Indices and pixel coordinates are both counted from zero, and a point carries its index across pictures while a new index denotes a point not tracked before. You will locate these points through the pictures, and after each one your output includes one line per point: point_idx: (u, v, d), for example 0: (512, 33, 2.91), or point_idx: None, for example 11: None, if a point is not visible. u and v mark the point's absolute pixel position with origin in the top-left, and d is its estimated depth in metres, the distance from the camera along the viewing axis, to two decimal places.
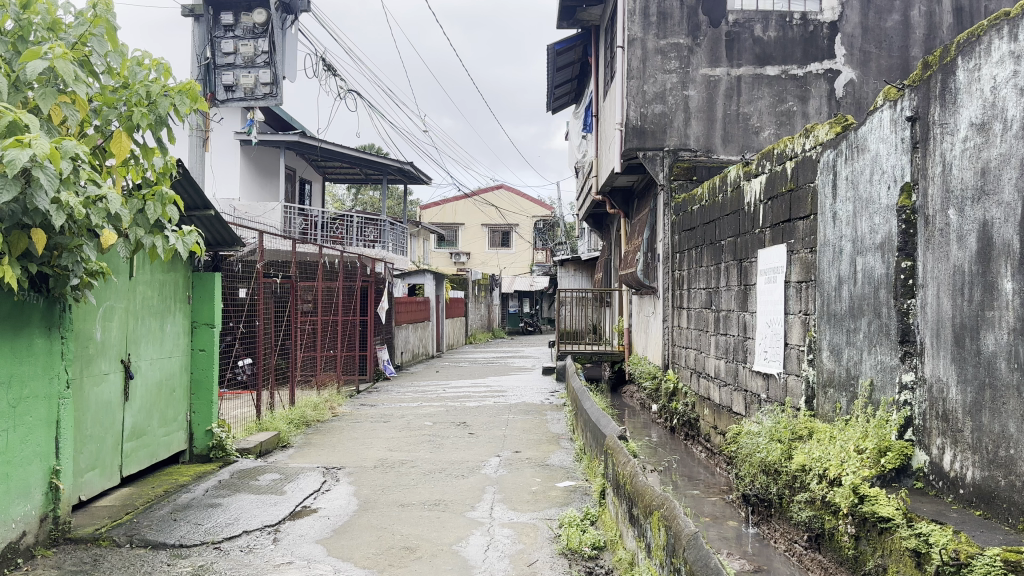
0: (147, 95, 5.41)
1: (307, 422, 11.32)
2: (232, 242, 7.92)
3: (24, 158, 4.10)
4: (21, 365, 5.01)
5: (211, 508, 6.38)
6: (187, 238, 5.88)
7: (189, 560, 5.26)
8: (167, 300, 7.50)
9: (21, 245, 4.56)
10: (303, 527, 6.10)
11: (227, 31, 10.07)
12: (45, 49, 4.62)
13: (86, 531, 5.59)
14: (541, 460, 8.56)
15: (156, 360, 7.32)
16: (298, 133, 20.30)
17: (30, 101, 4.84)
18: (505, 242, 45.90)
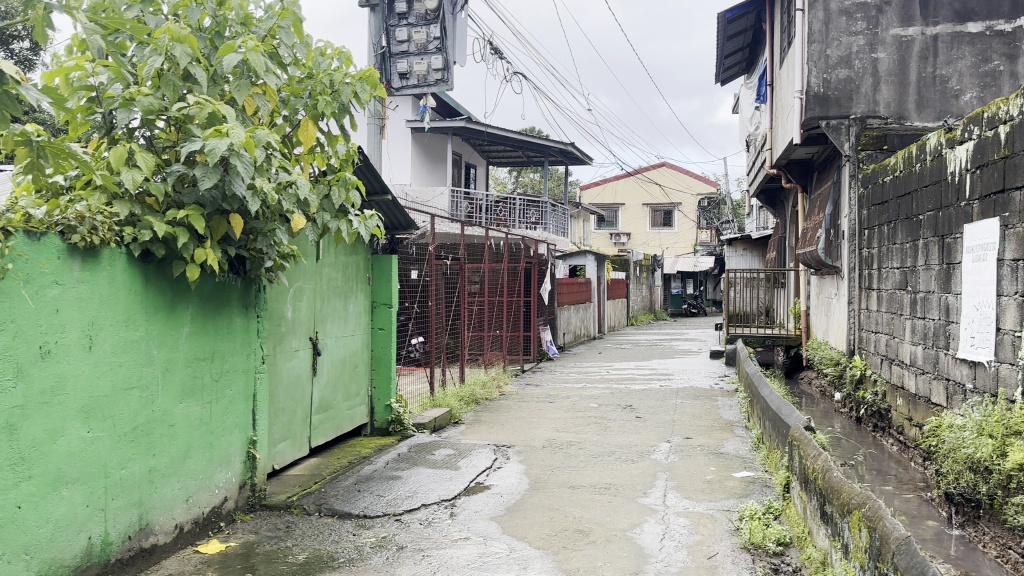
0: (330, 84, 5.60)
1: (476, 399, 11.60)
2: (408, 225, 8.16)
3: (224, 147, 4.36)
4: (223, 343, 5.39)
5: (392, 481, 6.63)
6: (368, 222, 6.08)
7: (373, 531, 5.48)
8: (350, 281, 7.86)
9: (221, 230, 4.85)
10: (478, 503, 6.19)
11: (400, 19, 10.41)
12: (238, 43, 4.87)
13: (280, 499, 5.97)
14: (715, 447, 8.23)
15: (340, 338, 7.69)
16: (465, 119, 20.73)
17: (226, 94, 5.13)
18: (668, 221, 44.91)
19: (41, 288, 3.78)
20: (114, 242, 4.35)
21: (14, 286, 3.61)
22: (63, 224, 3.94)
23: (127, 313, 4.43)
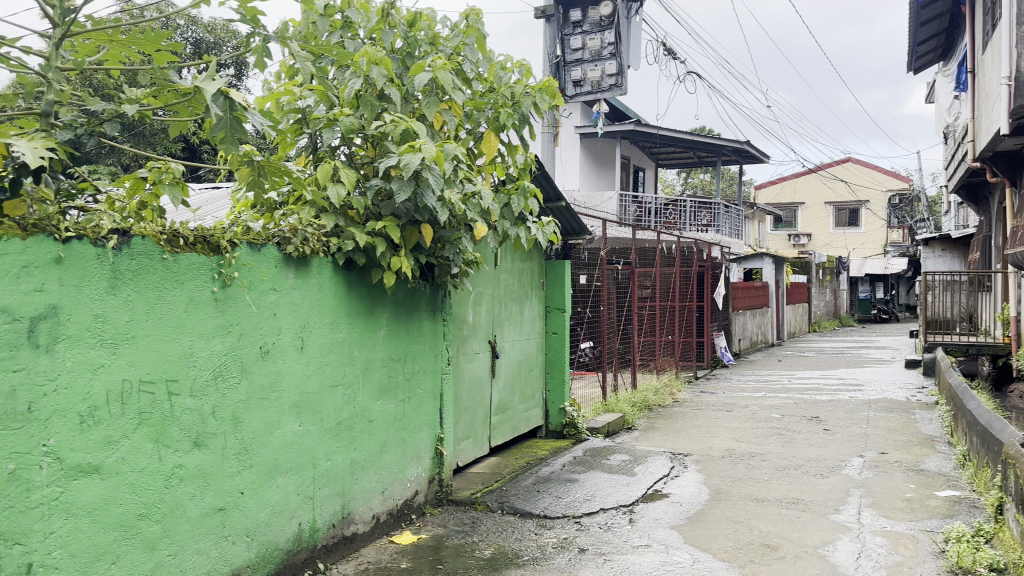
0: (511, 96, 5.78)
1: (649, 406, 11.48)
2: (581, 231, 8.23)
3: (417, 162, 4.58)
4: (414, 345, 5.70)
5: (570, 483, 6.72)
6: (546, 229, 6.22)
7: (555, 532, 5.58)
8: (526, 286, 8.05)
9: (413, 239, 5.13)
10: (658, 511, 6.14)
11: (575, 27, 10.53)
12: (428, 61, 5.14)
13: (465, 495, 6.22)
14: (912, 464, 7.66)
15: (517, 342, 7.89)
16: (634, 122, 20.57)
17: (416, 110, 5.41)
18: (852, 221, 42.21)
19: (262, 294, 4.19)
20: (322, 251, 4.73)
21: (240, 292, 4.03)
22: (279, 235, 4.33)
23: (333, 316, 4.79)
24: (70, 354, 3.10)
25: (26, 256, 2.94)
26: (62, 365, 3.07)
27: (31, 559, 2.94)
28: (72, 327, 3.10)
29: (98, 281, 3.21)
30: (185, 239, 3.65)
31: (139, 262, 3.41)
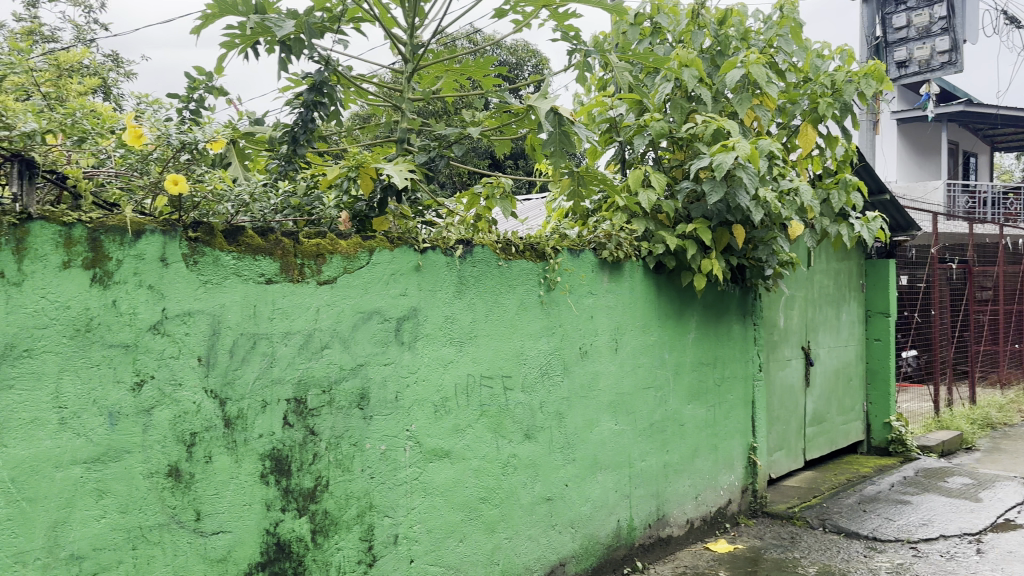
0: (831, 85, 5.40)
1: (993, 424, 10.03)
2: (907, 226, 7.48)
3: (730, 162, 4.37)
4: (724, 349, 5.53)
5: (901, 505, 6.11)
6: (871, 225, 5.72)
7: (887, 556, 5.11)
8: (842, 289, 7.50)
9: (724, 241, 4.95)
10: (1015, 543, 5.35)
11: None
12: (740, 57, 4.97)
13: (780, 508, 5.94)
14: None
15: (832, 349, 7.37)
16: (963, 102, 18.18)
17: (727, 109, 5.22)
18: None
19: (582, 298, 4.31)
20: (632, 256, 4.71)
21: (563, 296, 4.19)
22: (596, 241, 4.41)
23: (644, 321, 4.77)
24: (427, 350, 3.50)
25: (394, 264, 3.35)
26: (421, 360, 3.47)
27: (398, 530, 3.34)
28: (428, 327, 3.50)
29: (448, 287, 3.59)
30: (517, 247, 3.91)
31: (481, 268, 3.74)
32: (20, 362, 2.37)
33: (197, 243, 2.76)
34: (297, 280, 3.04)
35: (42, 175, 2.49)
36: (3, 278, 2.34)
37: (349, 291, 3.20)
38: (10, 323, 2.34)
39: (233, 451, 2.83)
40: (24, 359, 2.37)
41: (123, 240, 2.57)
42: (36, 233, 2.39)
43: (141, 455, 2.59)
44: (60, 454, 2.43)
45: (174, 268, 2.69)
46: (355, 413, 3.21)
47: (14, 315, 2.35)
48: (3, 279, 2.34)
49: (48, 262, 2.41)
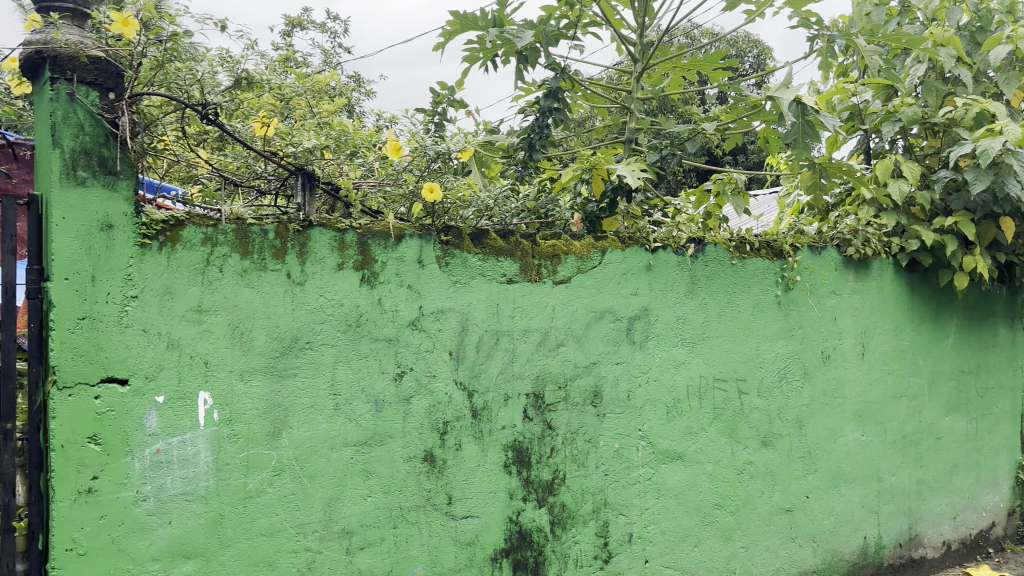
0: None
1: None
2: None
3: (998, 148, 3.88)
4: (989, 356, 4.94)
5: None
6: None
7: None
8: None
9: (990, 236, 4.42)
10: None
11: None
12: (1007, 33, 4.36)
13: None
14: None
15: None
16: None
17: (991, 89, 4.69)
18: None
19: (824, 298, 4.04)
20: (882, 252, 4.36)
21: (803, 296, 3.95)
22: (839, 237, 4.12)
23: (896, 322, 4.40)
24: (659, 350, 3.43)
25: (626, 264, 3.33)
26: (654, 359, 3.41)
27: (632, 529, 3.37)
28: (660, 327, 3.43)
29: (679, 286, 3.49)
30: (752, 245, 3.74)
31: (713, 267, 3.59)
32: (302, 353, 2.63)
33: (448, 245, 2.94)
34: (535, 280, 3.13)
35: (320, 186, 2.75)
36: (290, 278, 2.61)
37: (583, 291, 3.24)
38: (295, 319, 2.62)
39: (480, 441, 3.00)
40: (305, 351, 2.64)
41: (387, 243, 2.80)
42: (316, 237, 2.66)
43: (401, 440, 2.82)
44: (334, 436, 2.69)
45: (429, 269, 2.90)
46: (590, 410, 3.25)
47: (298, 312, 2.62)
48: (289, 279, 2.61)
49: (326, 264, 2.68)
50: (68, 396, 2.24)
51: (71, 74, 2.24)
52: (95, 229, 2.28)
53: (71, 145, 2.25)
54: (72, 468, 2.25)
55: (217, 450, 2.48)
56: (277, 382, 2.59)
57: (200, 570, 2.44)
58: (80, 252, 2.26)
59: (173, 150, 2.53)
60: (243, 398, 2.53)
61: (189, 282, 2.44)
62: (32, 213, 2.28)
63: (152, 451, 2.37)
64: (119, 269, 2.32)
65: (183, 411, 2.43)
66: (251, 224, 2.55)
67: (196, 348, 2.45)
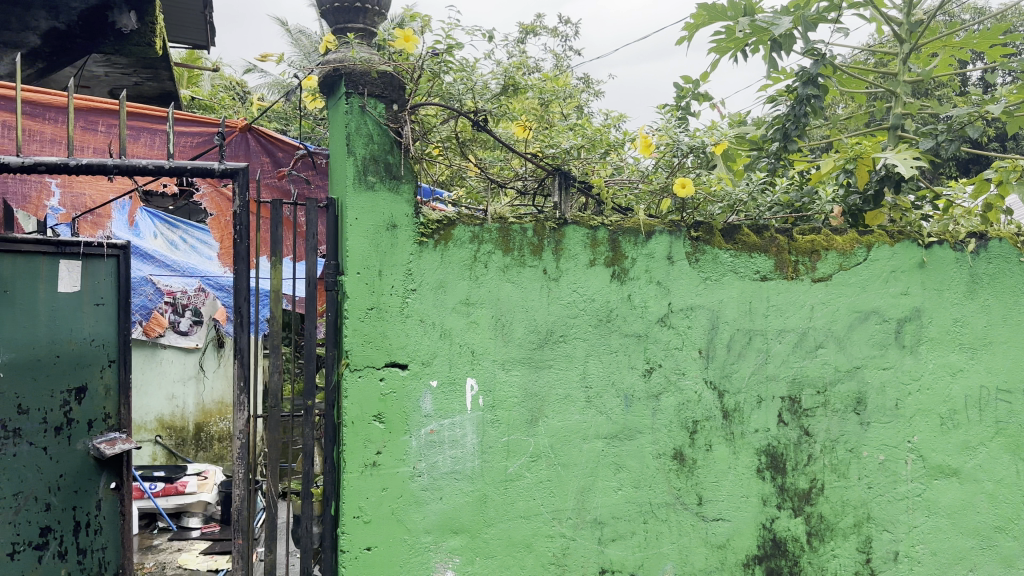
0: None
1: None
2: None
3: None
4: None
5: None
6: None
7: None
8: None
9: None
10: None
11: None
12: None
13: None
14: None
15: None
16: None
17: None
18: None
19: None
20: None
21: None
22: None
23: None
24: (932, 355, 3.14)
25: (893, 261, 3.09)
26: (925, 366, 3.13)
27: (899, 547, 3.11)
28: (933, 330, 3.13)
29: (957, 286, 3.16)
30: None
31: (998, 265, 3.21)
32: (558, 347, 2.73)
33: (698, 241, 2.88)
34: (790, 277, 2.99)
35: (574, 186, 2.86)
36: (546, 274, 2.72)
37: (844, 290, 3.04)
38: (551, 313, 2.72)
39: (733, 442, 2.93)
40: (559, 344, 2.73)
41: (637, 240, 2.81)
42: (570, 235, 2.74)
43: (651, 436, 2.83)
44: (586, 428, 2.76)
45: (678, 266, 2.86)
46: (851, 417, 3.05)
47: (553, 306, 2.72)
48: (546, 275, 2.72)
49: (579, 260, 2.75)
50: (359, 377, 2.50)
51: (363, 88, 2.50)
52: (383, 228, 2.53)
53: (363, 153, 2.51)
54: (361, 443, 2.50)
55: (482, 433, 2.65)
56: (535, 372, 2.71)
57: (467, 545, 2.62)
58: (370, 250, 2.52)
59: (445, 155, 2.75)
60: (504, 386, 2.68)
61: (458, 278, 2.62)
62: (331, 215, 2.57)
63: (426, 430, 2.58)
64: (401, 265, 2.55)
65: (453, 396, 2.62)
66: (512, 222, 2.68)
67: (465, 338, 2.63)
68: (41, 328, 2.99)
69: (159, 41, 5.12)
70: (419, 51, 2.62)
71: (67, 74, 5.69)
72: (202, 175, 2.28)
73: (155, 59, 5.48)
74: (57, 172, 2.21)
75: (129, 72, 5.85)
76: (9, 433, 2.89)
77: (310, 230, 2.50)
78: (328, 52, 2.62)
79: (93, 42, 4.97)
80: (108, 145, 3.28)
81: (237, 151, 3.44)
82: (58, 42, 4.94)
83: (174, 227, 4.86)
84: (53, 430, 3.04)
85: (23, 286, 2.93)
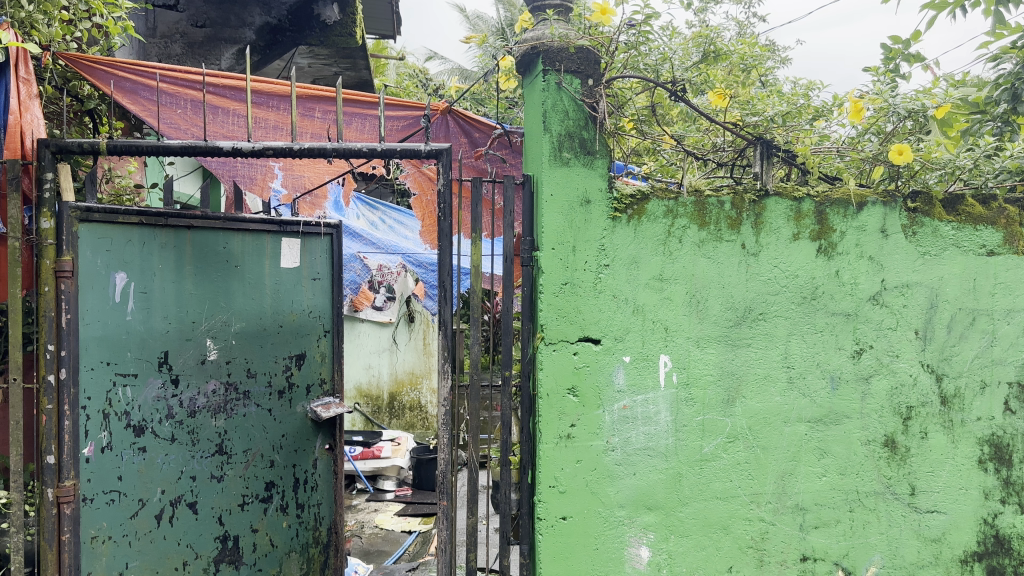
0: None
1: None
2: None
3: None
4: None
5: None
6: None
7: None
8: None
9: None
10: None
11: None
12: None
13: None
14: None
15: None
16: None
17: None
18: None
19: None
20: None
21: None
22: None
23: None
24: None
25: None
26: None
27: None
28: None
29: None
30: None
31: None
32: (756, 324, 2.63)
33: (916, 213, 2.66)
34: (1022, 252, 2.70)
35: (777, 154, 2.71)
36: (744, 249, 2.62)
37: None
38: (749, 289, 2.63)
39: (951, 431, 2.70)
40: (758, 322, 2.63)
41: (847, 211, 2.64)
42: (771, 208, 2.62)
43: (859, 421, 2.67)
44: (788, 410, 2.65)
45: (893, 240, 2.66)
46: None
47: (752, 282, 2.62)
48: (744, 250, 2.62)
49: (781, 234, 2.63)
50: (554, 351, 2.54)
51: (560, 65, 2.52)
52: (576, 204, 2.54)
53: (559, 130, 2.53)
54: (556, 414, 2.55)
55: (676, 411, 2.61)
56: (731, 351, 2.63)
57: (661, 522, 2.61)
58: (565, 226, 2.54)
59: (637, 129, 2.71)
60: (699, 364, 2.62)
61: (652, 253, 2.59)
62: (526, 192, 2.62)
63: (620, 406, 2.58)
64: (595, 240, 2.55)
65: (646, 372, 2.60)
66: (708, 195, 2.60)
67: (658, 315, 2.60)
68: (266, 300, 3.28)
69: (360, 31, 5.40)
70: (615, 24, 2.59)
71: (277, 67, 6.19)
72: (410, 157, 2.43)
73: (353, 48, 5.81)
74: (284, 157, 2.41)
75: (329, 62, 6.25)
76: (240, 395, 3.21)
77: (508, 207, 2.55)
78: (524, 31, 2.66)
79: (301, 35, 5.37)
80: (325, 129, 3.43)
81: (438, 133, 3.56)
82: (271, 36, 5.38)
83: (374, 209, 5.12)
84: (276, 393, 3.34)
85: (252, 261, 3.22)
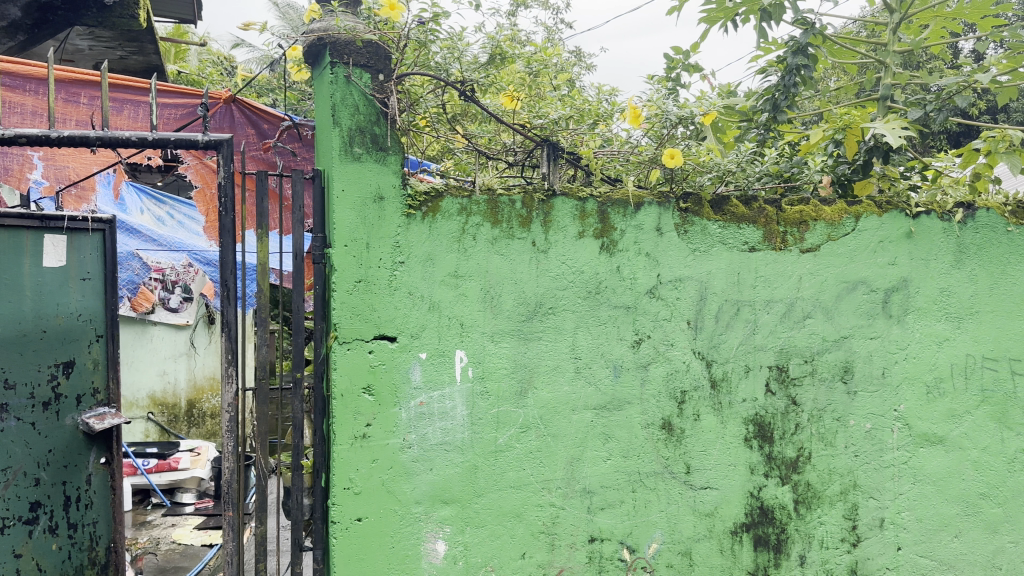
0: None
1: None
2: None
3: None
4: None
5: None
6: None
7: None
8: None
9: None
10: None
11: None
12: None
13: None
14: None
15: None
16: None
17: None
18: None
19: None
20: None
21: None
22: None
23: None
24: (919, 325, 3.13)
25: (882, 231, 3.07)
26: (913, 335, 3.12)
27: (884, 514, 3.12)
28: (921, 300, 3.12)
29: (945, 256, 3.14)
30: None
31: (986, 235, 3.18)
32: (546, 318, 2.74)
33: (687, 213, 2.88)
34: (779, 248, 2.99)
35: (563, 156, 2.85)
36: (535, 246, 2.72)
37: (834, 260, 3.04)
38: (540, 284, 2.72)
39: (719, 412, 2.95)
40: (548, 316, 2.74)
41: (626, 211, 2.81)
42: (559, 207, 2.74)
43: (640, 406, 2.85)
44: (576, 399, 2.77)
45: (667, 237, 2.86)
46: (838, 386, 3.06)
47: (541, 278, 2.72)
48: (535, 247, 2.72)
49: (568, 232, 2.75)
50: (348, 350, 2.50)
51: (348, 58, 2.49)
52: (369, 201, 2.51)
53: (349, 124, 2.49)
54: (350, 414, 2.51)
55: (472, 405, 2.66)
56: (524, 344, 2.71)
57: (457, 516, 2.65)
58: (358, 222, 2.50)
59: (432, 126, 2.73)
60: (494, 358, 2.68)
61: (447, 250, 2.61)
62: (317, 186, 2.56)
63: (416, 403, 2.59)
64: (388, 237, 2.54)
65: (442, 368, 2.62)
66: (500, 194, 2.67)
67: (454, 310, 2.63)
68: (26, 302, 3.02)
69: (143, 14, 5.00)
70: (405, 20, 2.59)
71: (49, 47, 5.62)
72: (186, 147, 2.27)
73: (139, 31, 5.39)
74: (39, 145, 2.15)
75: (113, 45, 5.76)
76: None
77: (297, 202, 2.48)
78: (312, 22, 2.62)
79: (77, 14, 4.91)
80: (91, 116, 3.30)
81: (222, 122, 3.46)
82: (40, 14, 4.88)
83: (161, 203, 4.83)
84: (40, 405, 3.07)
85: (6, 261, 2.96)
